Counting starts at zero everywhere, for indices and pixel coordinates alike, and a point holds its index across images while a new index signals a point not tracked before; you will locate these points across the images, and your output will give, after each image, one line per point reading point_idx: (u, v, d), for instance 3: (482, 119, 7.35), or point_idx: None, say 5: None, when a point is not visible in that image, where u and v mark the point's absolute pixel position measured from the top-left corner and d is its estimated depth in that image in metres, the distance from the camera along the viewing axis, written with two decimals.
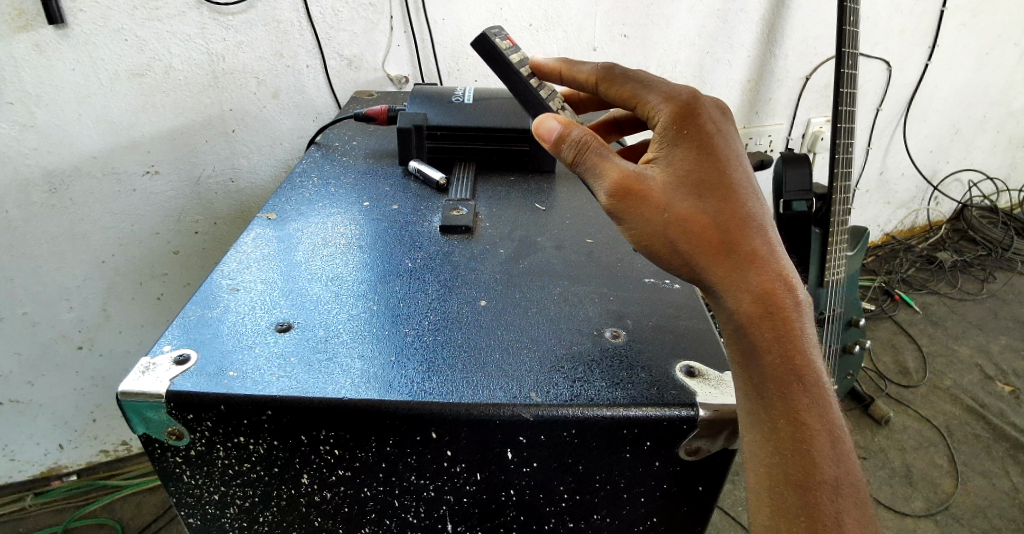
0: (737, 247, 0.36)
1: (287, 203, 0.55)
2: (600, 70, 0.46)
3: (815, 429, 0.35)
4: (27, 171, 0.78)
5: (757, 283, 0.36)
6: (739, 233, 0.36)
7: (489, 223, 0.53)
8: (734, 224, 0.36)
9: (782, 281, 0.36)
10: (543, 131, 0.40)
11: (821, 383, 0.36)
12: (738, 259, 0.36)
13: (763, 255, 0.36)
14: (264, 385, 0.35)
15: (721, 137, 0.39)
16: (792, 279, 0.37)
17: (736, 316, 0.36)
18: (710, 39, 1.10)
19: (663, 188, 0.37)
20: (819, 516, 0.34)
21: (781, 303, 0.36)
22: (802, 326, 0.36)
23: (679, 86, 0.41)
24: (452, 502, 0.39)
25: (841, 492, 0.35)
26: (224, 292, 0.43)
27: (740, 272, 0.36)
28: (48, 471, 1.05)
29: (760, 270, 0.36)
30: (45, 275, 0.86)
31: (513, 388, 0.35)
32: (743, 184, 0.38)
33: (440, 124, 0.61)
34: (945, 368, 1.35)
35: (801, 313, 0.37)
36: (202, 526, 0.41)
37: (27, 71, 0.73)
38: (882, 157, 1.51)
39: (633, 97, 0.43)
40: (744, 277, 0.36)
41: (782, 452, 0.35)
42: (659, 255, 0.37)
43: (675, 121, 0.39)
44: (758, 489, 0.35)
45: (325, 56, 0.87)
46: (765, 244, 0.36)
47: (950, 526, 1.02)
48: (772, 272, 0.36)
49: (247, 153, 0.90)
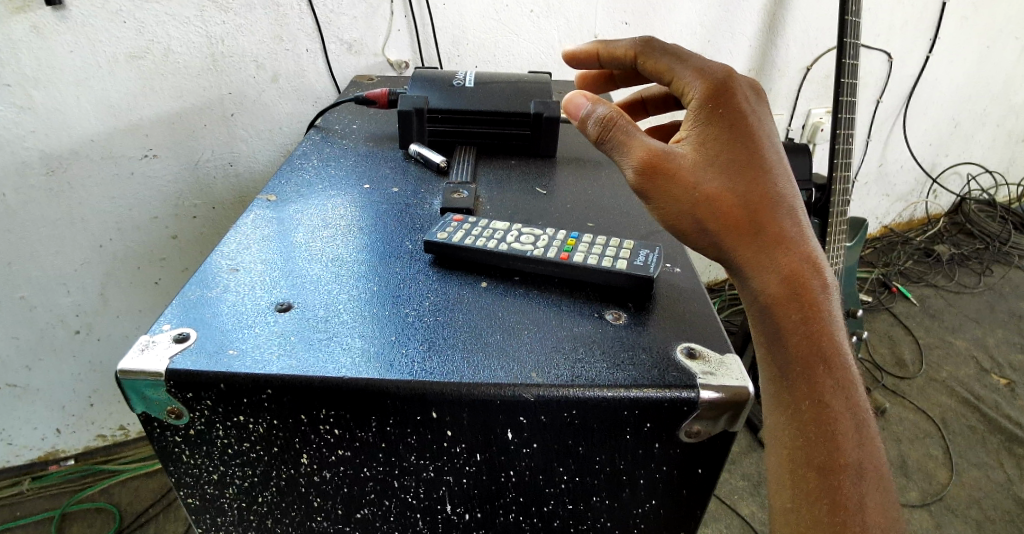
0: (763, 228, 0.36)
1: (286, 185, 0.55)
2: (638, 44, 0.44)
3: (837, 411, 0.36)
4: (25, 154, 0.78)
5: (782, 266, 0.36)
6: (766, 214, 0.37)
7: (490, 205, 0.52)
8: (761, 206, 0.37)
9: (808, 263, 0.37)
10: (572, 107, 0.40)
11: (844, 366, 0.37)
12: (765, 241, 0.36)
13: (788, 238, 0.37)
14: (264, 364, 0.35)
15: (754, 118, 0.39)
16: (818, 261, 0.37)
17: (760, 295, 0.37)
18: (712, 28, 1.09)
19: (691, 167, 0.37)
20: (841, 499, 0.35)
21: (806, 284, 0.36)
22: (825, 308, 0.37)
23: (713, 64, 0.41)
24: (452, 482, 0.39)
25: (862, 475, 0.36)
26: (223, 272, 0.42)
27: (765, 254, 0.36)
28: (45, 455, 1.05)
29: (784, 253, 0.36)
30: (42, 259, 0.86)
31: (514, 368, 0.35)
32: (772, 166, 0.38)
33: (441, 107, 0.61)
34: (941, 361, 1.35)
35: (826, 295, 0.37)
36: (200, 506, 0.41)
37: (24, 51, 0.72)
38: (883, 149, 1.50)
39: (668, 73, 0.42)
40: (768, 258, 0.36)
41: (803, 434, 0.36)
42: (686, 236, 0.37)
43: (708, 98, 0.39)
44: (780, 473, 0.36)
45: (325, 40, 0.87)
46: (792, 226, 0.37)
47: (944, 516, 1.03)
48: (798, 255, 0.37)
49: (246, 138, 0.89)
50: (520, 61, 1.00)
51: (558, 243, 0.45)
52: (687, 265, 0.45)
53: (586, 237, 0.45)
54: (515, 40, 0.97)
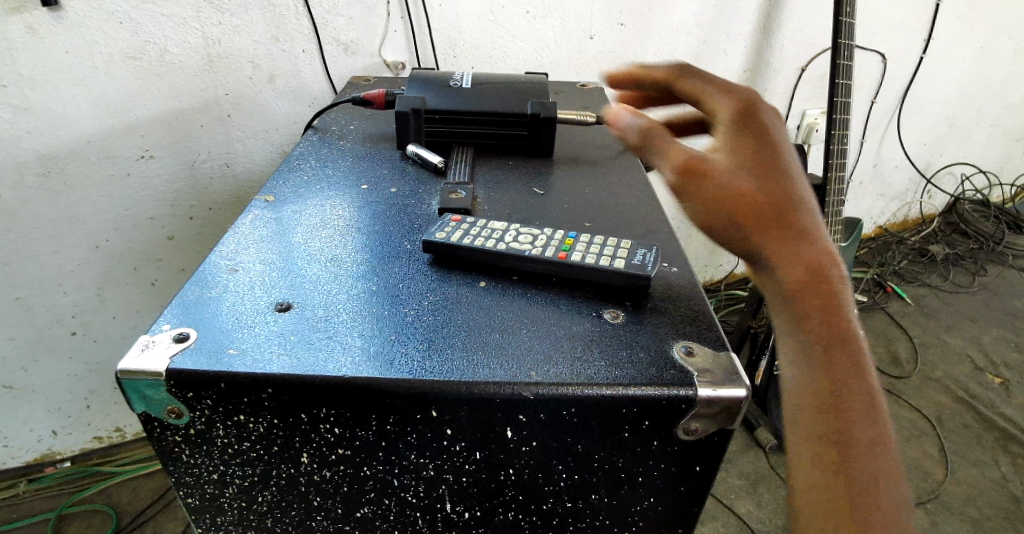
0: (789, 224, 0.37)
1: (284, 185, 0.55)
2: (672, 67, 0.46)
3: (858, 413, 0.35)
4: (21, 154, 0.78)
5: (807, 268, 0.36)
6: (794, 218, 0.37)
7: (488, 205, 0.53)
8: (788, 209, 0.37)
9: (829, 268, 0.37)
10: (616, 120, 0.43)
11: (865, 370, 0.36)
12: (790, 237, 0.37)
13: (813, 240, 0.37)
14: (264, 363, 0.35)
15: (781, 131, 0.40)
16: (839, 267, 0.38)
17: (783, 288, 0.37)
18: (708, 28, 1.10)
19: (724, 166, 0.37)
20: (864, 503, 0.34)
21: (828, 289, 0.37)
22: (847, 311, 0.37)
23: (743, 85, 0.42)
24: (451, 481, 0.39)
25: (884, 481, 0.34)
26: (222, 273, 0.43)
27: (791, 254, 0.36)
28: (42, 457, 1.04)
29: (810, 255, 0.37)
30: (39, 259, 0.85)
31: (513, 367, 0.36)
32: (798, 175, 0.38)
33: (438, 107, 0.61)
34: (937, 359, 1.36)
35: (846, 301, 0.37)
36: (200, 506, 0.41)
37: (21, 52, 0.72)
38: (877, 149, 1.51)
39: (700, 90, 0.43)
40: (793, 251, 0.36)
41: (823, 434, 0.35)
42: (717, 234, 0.37)
43: (740, 110, 0.40)
44: (800, 476, 0.35)
45: (322, 41, 0.87)
46: (816, 231, 0.37)
47: (940, 514, 1.04)
48: (821, 259, 0.37)
49: (243, 138, 0.89)
50: (516, 61, 1.00)
51: (557, 243, 0.45)
52: (684, 264, 0.45)
53: (584, 237, 0.46)
54: (512, 41, 0.98)
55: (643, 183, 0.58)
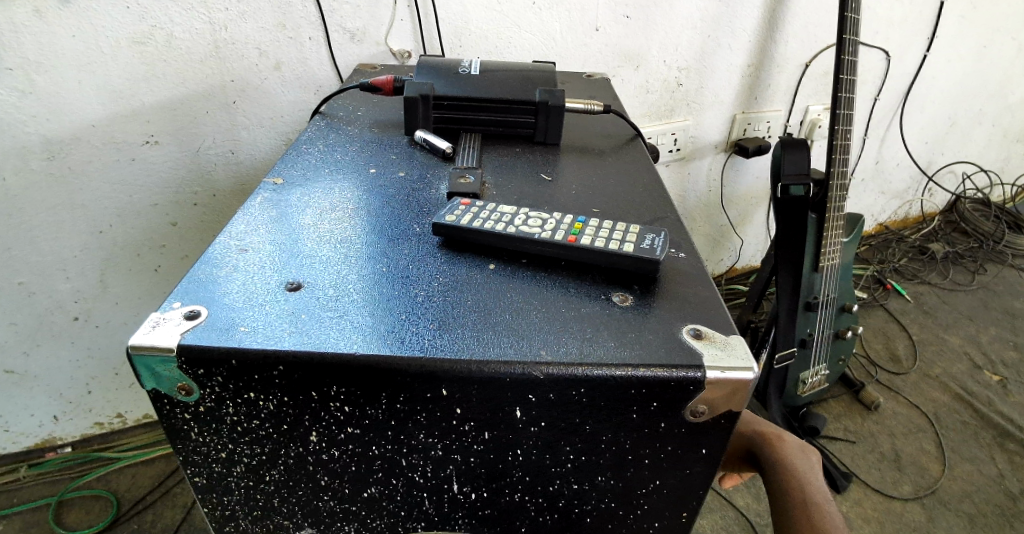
0: (762, 442, 0.48)
1: (292, 168, 0.55)
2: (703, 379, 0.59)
3: None
4: (26, 139, 0.78)
5: (794, 483, 0.44)
6: (784, 454, 0.47)
7: (496, 190, 0.53)
8: (781, 453, 0.47)
9: (814, 479, 0.45)
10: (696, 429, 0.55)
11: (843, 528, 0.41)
12: (764, 455, 0.47)
13: (796, 466, 0.46)
14: (276, 340, 0.35)
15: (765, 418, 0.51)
16: (815, 479, 0.45)
17: (788, 488, 0.44)
18: (713, 22, 1.10)
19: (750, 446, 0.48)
20: None
21: (813, 485, 0.44)
22: (828, 499, 0.43)
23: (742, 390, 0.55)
24: (459, 461, 0.40)
25: None
26: (232, 253, 0.43)
27: (783, 480, 0.45)
28: (42, 442, 1.05)
29: (795, 477, 0.45)
30: (43, 244, 0.85)
31: (523, 347, 0.36)
32: (784, 435, 0.49)
33: (447, 94, 0.61)
34: (935, 357, 1.37)
35: (825, 493, 0.44)
36: (207, 486, 0.41)
37: (27, 35, 0.72)
38: (879, 146, 1.51)
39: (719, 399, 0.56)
40: (788, 474, 0.45)
41: None
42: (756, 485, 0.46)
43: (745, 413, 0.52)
44: None
45: (327, 29, 0.86)
46: (803, 462, 0.46)
47: (936, 509, 1.05)
48: (803, 471, 0.45)
49: (247, 125, 0.89)
50: (521, 52, 1.00)
51: (566, 226, 0.45)
52: (691, 250, 0.46)
53: (593, 222, 0.46)
54: (517, 32, 0.97)
55: (650, 171, 0.58)
